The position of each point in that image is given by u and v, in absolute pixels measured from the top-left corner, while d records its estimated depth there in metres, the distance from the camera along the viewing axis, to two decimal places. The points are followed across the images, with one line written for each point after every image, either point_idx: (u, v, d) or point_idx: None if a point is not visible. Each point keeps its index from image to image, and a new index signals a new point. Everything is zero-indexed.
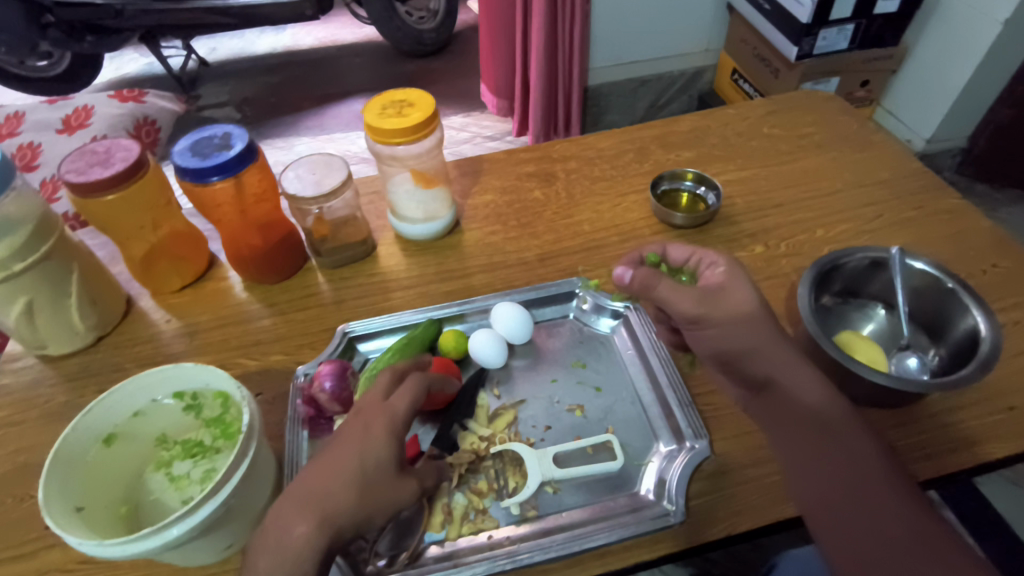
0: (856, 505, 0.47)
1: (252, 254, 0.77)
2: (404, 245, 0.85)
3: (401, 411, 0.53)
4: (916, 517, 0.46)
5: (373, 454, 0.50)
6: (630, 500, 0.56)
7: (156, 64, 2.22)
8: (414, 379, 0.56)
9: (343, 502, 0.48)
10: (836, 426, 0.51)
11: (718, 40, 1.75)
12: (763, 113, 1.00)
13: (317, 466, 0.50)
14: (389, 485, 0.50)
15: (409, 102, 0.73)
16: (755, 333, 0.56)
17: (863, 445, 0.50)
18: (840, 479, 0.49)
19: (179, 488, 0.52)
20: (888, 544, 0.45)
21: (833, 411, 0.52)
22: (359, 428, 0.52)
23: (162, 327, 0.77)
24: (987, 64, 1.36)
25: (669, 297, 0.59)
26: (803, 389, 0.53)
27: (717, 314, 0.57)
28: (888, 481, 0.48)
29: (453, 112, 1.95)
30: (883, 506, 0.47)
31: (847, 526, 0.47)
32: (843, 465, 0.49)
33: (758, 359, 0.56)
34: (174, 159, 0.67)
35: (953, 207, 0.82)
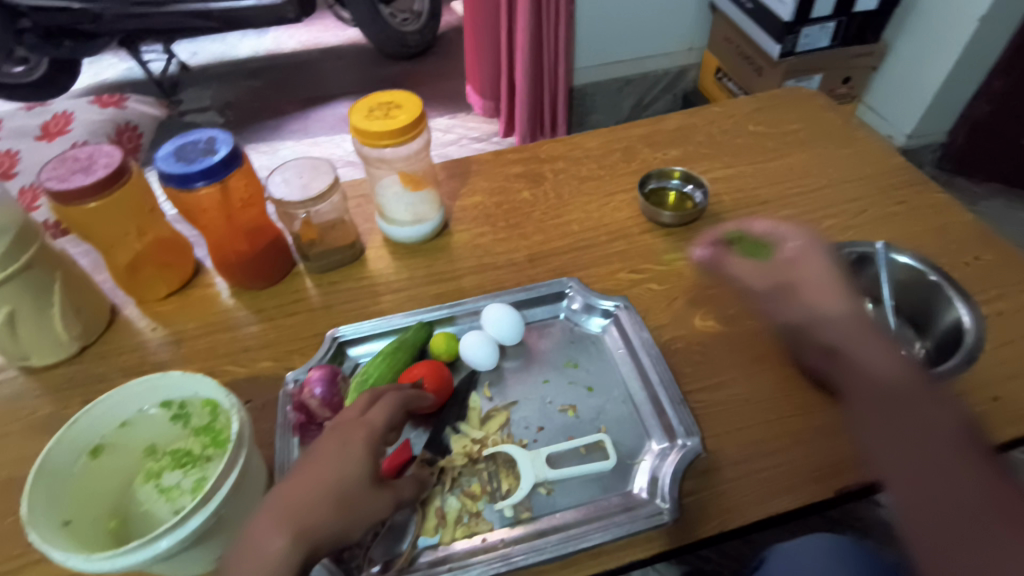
0: (929, 469, 0.48)
1: (240, 259, 0.76)
2: (393, 248, 0.84)
3: (380, 426, 0.53)
4: (994, 483, 0.46)
5: (352, 466, 0.50)
6: (623, 500, 0.56)
7: (136, 69, 2.19)
8: (390, 395, 0.57)
9: (321, 515, 0.48)
10: (912, 393, 0.51)
11: (701, 39, 1.76)
12: (748, 111, 1.01)
13: (296, 479, 0.50)
14: (367, 497, 0.50)
15: (396, 104, 0.72)
16: (823, 301, 0.59)
17: (939, 412, 0.50)
18: (913, 444, 0.49)
19: (170, 499, 0.51)
20: (961, 507, 0.45)
21: (909, 378, 0.52)
22: (337, 441, 0.52)
23: (148, 335, 0.76)
24: (965, 60, 1.38)
25: (738, 274, 0.67)
26: (876, 354, 0.54)
27: (783, 286, 0.62)
28: (961, 445, 0.48)
29: (439, 114, 1.95)
30: (958, 470, 0.47)
31: (919, 489, 0.47)
32: (917, 431, 0.49)
33: (828, 325, 0.57)
34: (158, 164, 0.66)
35: (935, 201, 0.84)
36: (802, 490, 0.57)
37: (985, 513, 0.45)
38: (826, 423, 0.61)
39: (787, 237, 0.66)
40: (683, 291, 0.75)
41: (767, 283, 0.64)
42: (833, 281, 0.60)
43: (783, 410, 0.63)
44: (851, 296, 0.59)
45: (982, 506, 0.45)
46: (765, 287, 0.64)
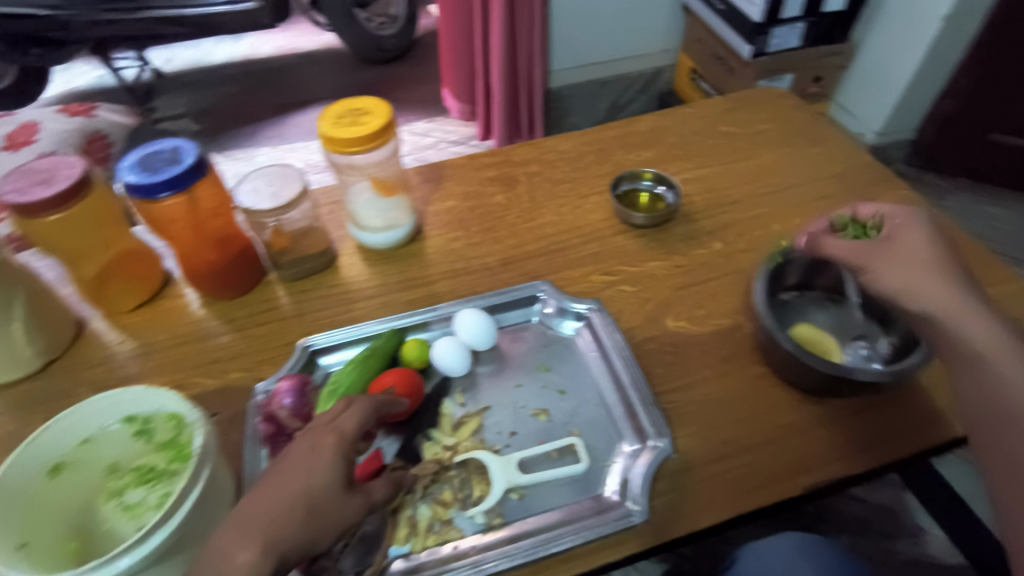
0: (1019, 444, 0.48)
1: (209, 269, 0.75)
2: (365, 254, 0.84)
3: (350, 431, 0.52)
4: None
5: (320, 475, 0.49)
6: (594, 503, 0.57)
7: (109, 77, 2.16)
8: (361, 400, 0.56)
9: (289, 526, 0.47)
10: (1004, 366, 0.49)
11: (675, 40, 1.78)
12: (720, 111, 1.02)
13: (264, 489, 0.49)
14: (336, 505, 0.49)
15: (365, 110, 0.72)
16: (921, 276, 0.54)
17: None
18: (1004, 419, 0.49)
19: (134, 517, 0.50)
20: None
21: (1005, 352, 0.50)
22: (305, 449, 0.51)
23: (116, 348, 0.75)
24: (931, 58, 1.41)
25: (834, 249, 0.61)
26: (970, 328, 0.51)
27: (877, 260, 0.57)
28: None
29: (417, 118, 1.94)
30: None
31: (1007, 464, 0.48)
32: (1005, 408, 0.49)
33: (917, 299, 0.53)
34: (122, 176, 0.65)
35: (902, 199, 0.85)
36: (773, 488, 0.57)
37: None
38: (796, 420, 0.62)
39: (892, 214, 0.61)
40: (655, 291, 0.75)
41: (862, 256, 0.58)
42: (930, 251, 0.55)
43: (752, 409, 0.63)
44: (952, 266, 0.54)
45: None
46: (858, 260, 0.59)
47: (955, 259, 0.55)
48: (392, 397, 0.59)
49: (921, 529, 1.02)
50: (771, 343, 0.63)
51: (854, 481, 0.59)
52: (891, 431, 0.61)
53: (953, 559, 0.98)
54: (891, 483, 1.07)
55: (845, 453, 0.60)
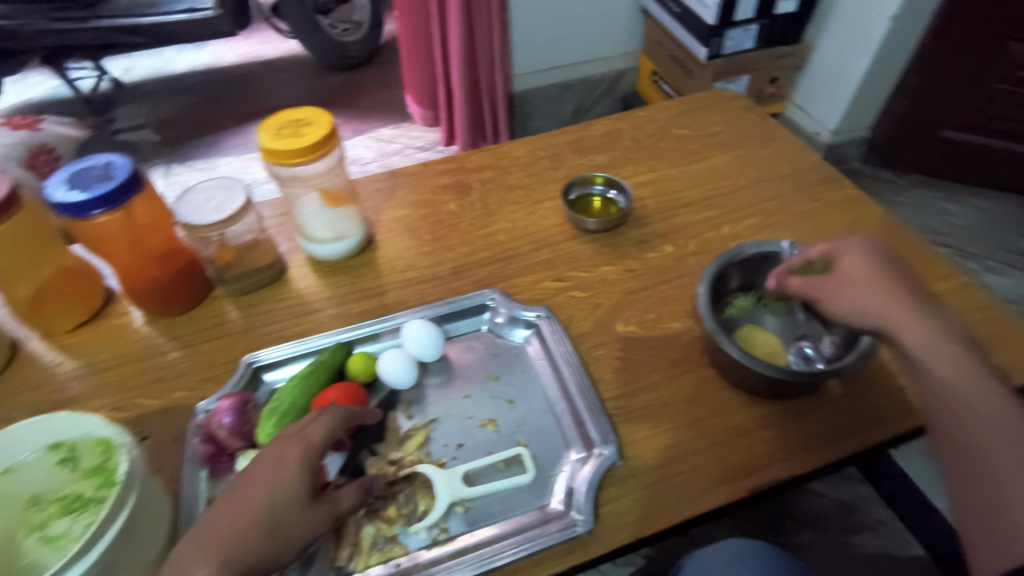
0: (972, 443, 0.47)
1: (150, 286, 0.73)
2: (315, 266, 0.82)
3: (318, 442, 0.52)
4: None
5: (284, 487, 0.49)
6: (540, 512, 0.57)
7: (64, 87, 2.11)
8: (331, 412, 0.55)
9: (250, 540, 0.46)
10: (948, 364, 0.50)
11: (636, 43, 1.80)
12: (673, 114, 1.02)
13: (226, 503, 0.48)
14: (300, 518, 0.49)
15: (306, 121, 0.71)
16: (868, 293, 0.54)
17: (976, 384, 0.48)
18: (954, 415, 0.48)
19: (57, 549, 0.47)
20: (1001, 472, 0.45)
21: (949, 356, 0.50)
22: (270, 460, 0.50)
23: (53, 370, 0.72)
24: (880, 58, 1.44)
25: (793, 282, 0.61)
26: (914, 336, 0.51)
27: (828, 286, 0.57)
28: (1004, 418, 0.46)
29: (382, 125, 1.93)
30: (998, 436, 0.46)
31: (965, 456, 0.47)
32: (953, 403, 0.49)
33: (866, 315, 0.54)
34: (51, 194, 0.63)
35: (849, 197, 0.86)
36: (719, 491, 0.58)
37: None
38: (742, 422, 0.62)
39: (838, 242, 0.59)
40: (606, 297, 0.75)
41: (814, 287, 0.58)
42: (876, 269, 0.56)
43: (700, 412, 0.63)
44: (898, 281, 0.55)
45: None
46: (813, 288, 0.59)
47: (901, 272, 0.55)
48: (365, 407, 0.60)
49: (879, 521, 1.04)
50: (714, 347, 0.63)
51: (798, 481, 0.60)
52: (835, 430, 0.62)
53: (912, 549, 1.00)
54: (851, 477, 1.09)
55: (790, 453, 0.60)
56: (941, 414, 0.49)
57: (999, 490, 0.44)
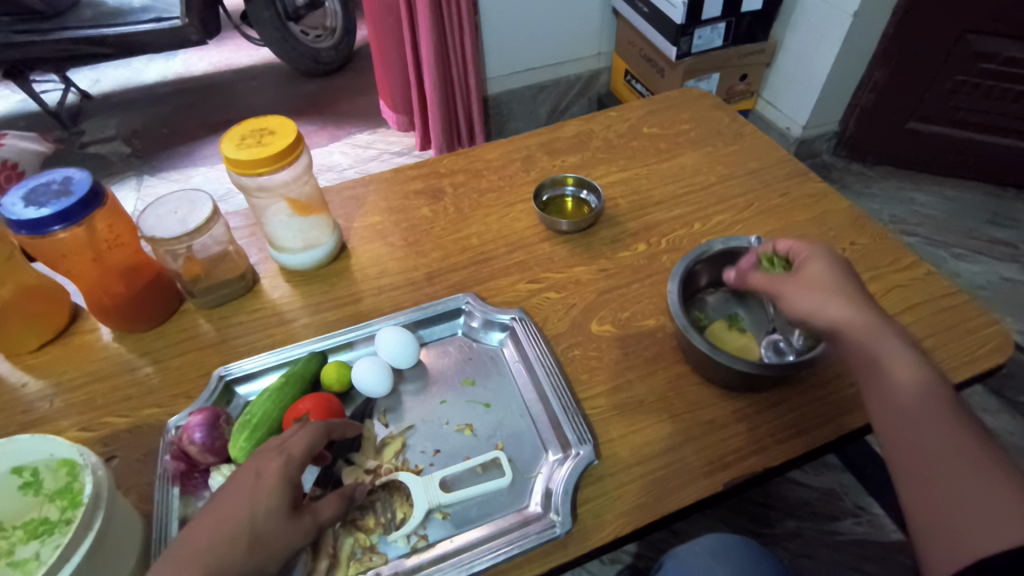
0: (921, 450, 0.47)
1: (115, 302, 0.72)
2: (288, 276, 0.82)
3: (298, 454, 0.51)
4: (986, 452, 0.45)
5: (264, 500, 0.48)
6: (519, 515, 0.57)
7: (30, 101, 2.06)
8: (311, 424, 0.54)
9: (230, 556, 0.46)
10: (901, 368, 0.50)
11: (608, 42, 1.81)
12: (643, 114, 1.03)
13: (207, 521, 0.48)
14: (281, 530, 0.48)
15: (269, 130, 0.70)
16: (835, 299, 0.54)
17: (925, 393, 0.49)
18: (905, 415, 0.49)
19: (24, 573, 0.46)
20: (949, 472, 0.45)
21: (900, 362, 0.51)
22: (250, 475, 0.50)
23: (18, 391, 0.70)
24: (846, 54, 1.47)
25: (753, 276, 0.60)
26: (874, 342, 0.52)
27: (789, 287, 0.56)
28: (951, 426, 0.47)
29: (358, 131, 1.92)
30: (945, 438, 0.47)
31: (915, 457, 0.48)
32: (906, 405, 0.49)
33: (827, 318, 0.54)
34: (7, 211, 0.61)
35: (816, 191, 0.88)
36: (694, 487, 0.58)
37: (981, 480, 0.44)
38: (717, 416, 0.63)
39: (804, 248, 0.59)
40: (580, 297, 0.76)
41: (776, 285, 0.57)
42: (834, 275, 0.56)
43: (676, 408, 0.64)
44: (858, 289, 0.55)
45: (977, 473, 0.45)
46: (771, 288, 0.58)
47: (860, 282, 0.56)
48: (346, 419, 0.59)
49: (860, 508, 1.05)
50: (685, 343, 0.64)
51: (772, 473, 0.60)
52: (807, 420, 0.63)
53: (893, 534, 1.01)
54: (832, 466, 1.11)
55: (764, 446, 0.61)
56: (892, 416, 0.50)
57: (947, 493, 0.45)
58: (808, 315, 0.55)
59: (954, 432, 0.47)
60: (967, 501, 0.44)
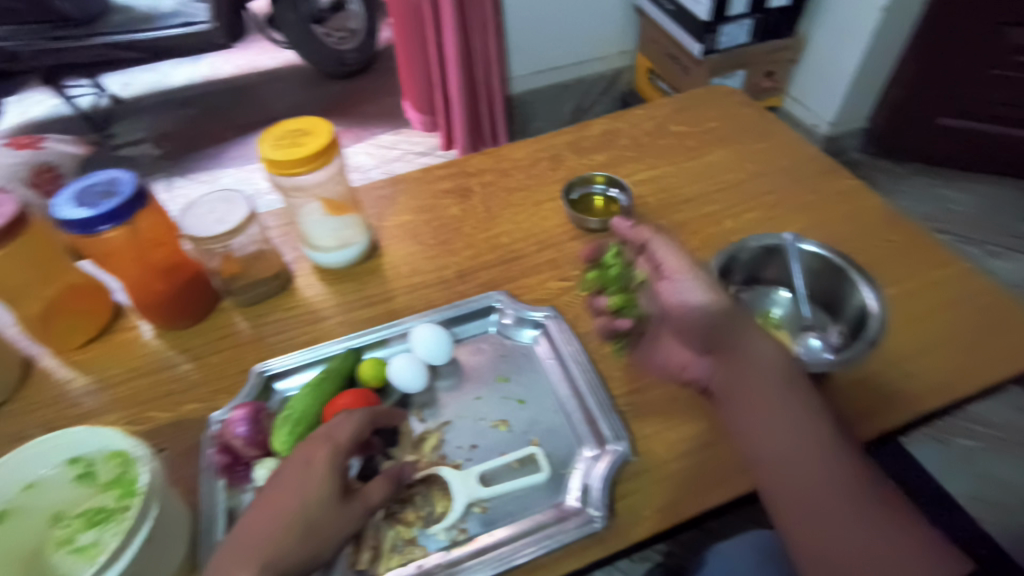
0: (808, 495, 0.53)
1: (158, 299, 0.73)
2: (321, 274, 0.83)
3: (344, 442, 0.53)
4: (860, 493, 0.52)
5: (315, 489, 0.50)
6: (556, 510, 0.57)
7: (64, 105, 2.12)
8: (356, 414, 0.56)
9: (285, 546, 0.47)
10: (785, 407, 0.56)
11: (631, 41, 1.80)
12: (670, 111, 1.03)
13: (259, 510, 0.49)
14: (332, 518, 0.50)
15: (305, 130, 0.71)
16: (734, 317, 0.60)
17: (805, 433, 0.55)
18: (785, 443, 0.55)
19: (86, 558, 0.48)
20: (827, 500, 0.52)
21: (783, 403, 0.56)
22: (300, 464, 0.51)
23: (67, 386, 0.73)
24: (875, 48, 1.45)
25: (663, 251, 0.66)
26: (763, 377, 0.57)
27: (699, 279, 0.62)
28: (833, 470, 0.53)
29: (381, 131, 1.94)
30: (825, 467, 0.53)
31: (794, 485, 0.53)
32: (784, 433, 0.55)
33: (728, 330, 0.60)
34: (57, 212, 0.63)
35: (848, 188, 0.87)
36: (729, 484, 0.58)
37: (860, 523, 0.51)
38: None
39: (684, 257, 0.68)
40: None
41: (682, 267, 0.64)
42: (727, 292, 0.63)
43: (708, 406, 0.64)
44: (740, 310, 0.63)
45: (857, 515, 0.51)
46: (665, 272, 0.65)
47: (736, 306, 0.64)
48: (392, 410, 0.61)
49: None
50: None
51: None
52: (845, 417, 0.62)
53: None
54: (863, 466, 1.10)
55: None
56: (774, 444, 0.55)
57: (830, 535, 0.51)
58: (703, 319, 0.60)
59: (831, 467, 0.53)
60: (843, 527, 0.51)
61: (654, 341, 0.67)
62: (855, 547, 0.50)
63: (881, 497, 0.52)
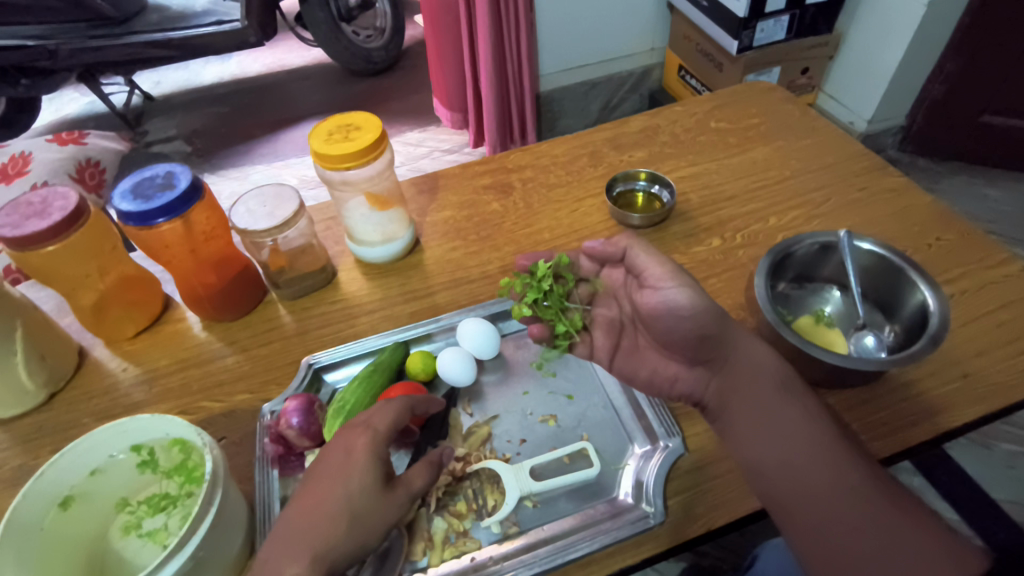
0: (810, 497, 0.50)
1: (208, 291, 0.75)
2: (365, 268, 0.83)
3: (383, 430, 0.52)
4: (869, 492, 0.49)
5: (357, 479, 0.49)
6: (610, 506, 0.57)
7: (98, 103, 2.16)
8: (395, 401, 0.55)
9: (334, 536, 0.47)
10: (779, 408, 0.55)
11: (662, 38, 1.79)
12: (710, 108, 1.02)
13: (305, 500, 0.49)
14: (377, 507, 0.49)
15: (355, 126, 0.72)
16: (721, 323, 0.59)
17: (803, 432, 0.53)
18: (784, 449, 0.53)
19: (160, 541, 0.52)
20: (835, 507, 0.49)
21: (779, 404, 0.55)
22: (342, 453, 0.50)
23: (119, 376, 0.74)
24: (916, 45, 1.43)
25: (644, 257, 0.63)
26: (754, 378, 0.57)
27: (683, 287, 0.60)
28: (837, 469, 0.51)
29: (409, 129, 1.95)
30: (828, 472, 0.51)
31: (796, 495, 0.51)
32: (779, 439, 0.53)
33: (714, 338, 0.59)
34: (117, 204, 0.65)
35: (896, 185, 0.86)
36: None
37: (865, 524, 0.48)
38: None
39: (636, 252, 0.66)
40: None
41: (664, 275, 0.61)
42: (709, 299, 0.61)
43: None
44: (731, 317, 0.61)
45: (863, 515, 0.48)
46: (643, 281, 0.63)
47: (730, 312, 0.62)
48: (427, 396, 0.60)
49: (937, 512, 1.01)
50: (773, 337, 0.64)
51: None
52: (900, 417, 0.61)
53: None
54: (904, 469, 1.07)
55: None
56: (771, 451, 0.53)
57: (836, 538, 0.48)
58: (686, 328, 0.59)
59: (837, 468, 0.51)
60: (852, 535, 0.48)
61: (635, 351, 0.66)
62: (862, 549, 0.47)
63: (894, 498, 0.49)
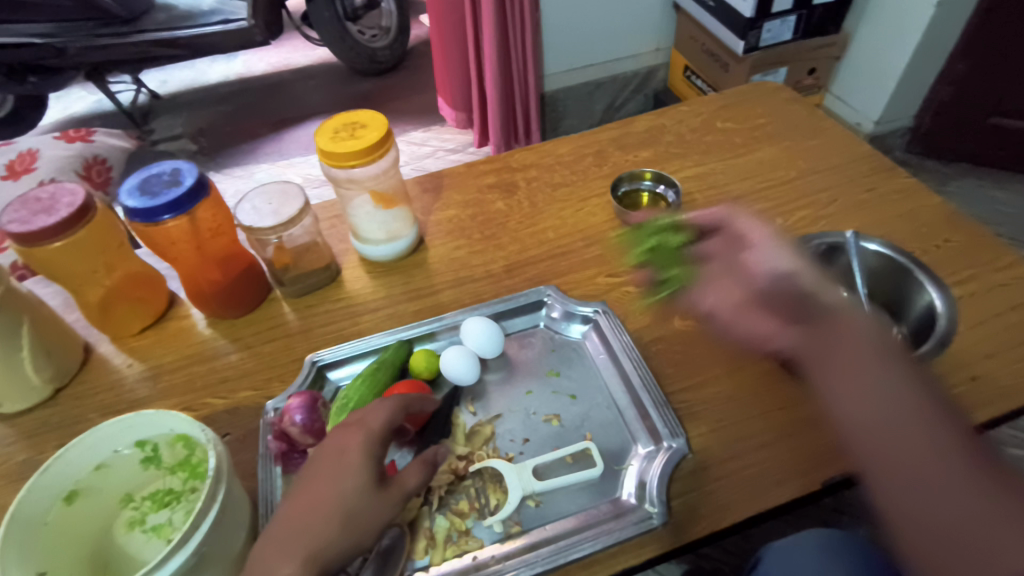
0: (908, 461, 0.47)
1: (213, 288, 0.75)
2: (369, 267, 0.83)
3: (378, 429, 0.52)
4: (975, 463, 0.46)
5: (351, 478, 0.49)
6: (613, 506, 0.57)
7: (105, 101, 2.17)
8: (390, 399, 0.55)
9: (327, 535, 0.47)
10: (877, 368, 0.51)
11: (668, 38, 1.79)
12: (716, 108, 1.01)
13: (300, 498, 0.49)
14: (372, 506, 0.49)
15: (361, 124, 0.72)
16: (816, 284, 0.57)
17: (901, 393, 0.50)
18: (892, 421, 0.49)
19: (163, 537, 0.52)
20: (937, 474, 0.46)
21: (878, 363, 0.51)
22: (336, 452, 0.50)
23: (124, 372, 0.74)
24: (923, 46, 1.42)
25: (747, 225, 0.63)
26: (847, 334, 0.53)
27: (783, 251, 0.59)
28: (940, 436, 0.47)
29: (413, 128, 1.96)
30: (935, 447, 0.47)
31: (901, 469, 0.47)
32: (887, 409, 0.49)
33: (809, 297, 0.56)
34: (122, 200, 0.65)
35: (904, 186, 0.85)
36: (790, 485, 0.57)
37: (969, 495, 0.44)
38: (809, 413, 0.62)
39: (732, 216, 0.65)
40: None
41: (763, 240, 0.61)
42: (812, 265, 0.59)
43: (763, 405, 0.63)
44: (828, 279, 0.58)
45: (968, 486, 0.45)
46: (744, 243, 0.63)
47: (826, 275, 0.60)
48: (424, 394, 0.60)
49: None
50: None
51: None
52: None
53: None
54: None
55: None
56: (876, 421, 0.49)
57: (935, 507, 0.45)
58: (784, 287, 0.57)
59: (941, 437, 0.47)
60: (959, 514, 0.44)
61: None
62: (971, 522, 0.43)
63: (1003, 474, 0.45)
